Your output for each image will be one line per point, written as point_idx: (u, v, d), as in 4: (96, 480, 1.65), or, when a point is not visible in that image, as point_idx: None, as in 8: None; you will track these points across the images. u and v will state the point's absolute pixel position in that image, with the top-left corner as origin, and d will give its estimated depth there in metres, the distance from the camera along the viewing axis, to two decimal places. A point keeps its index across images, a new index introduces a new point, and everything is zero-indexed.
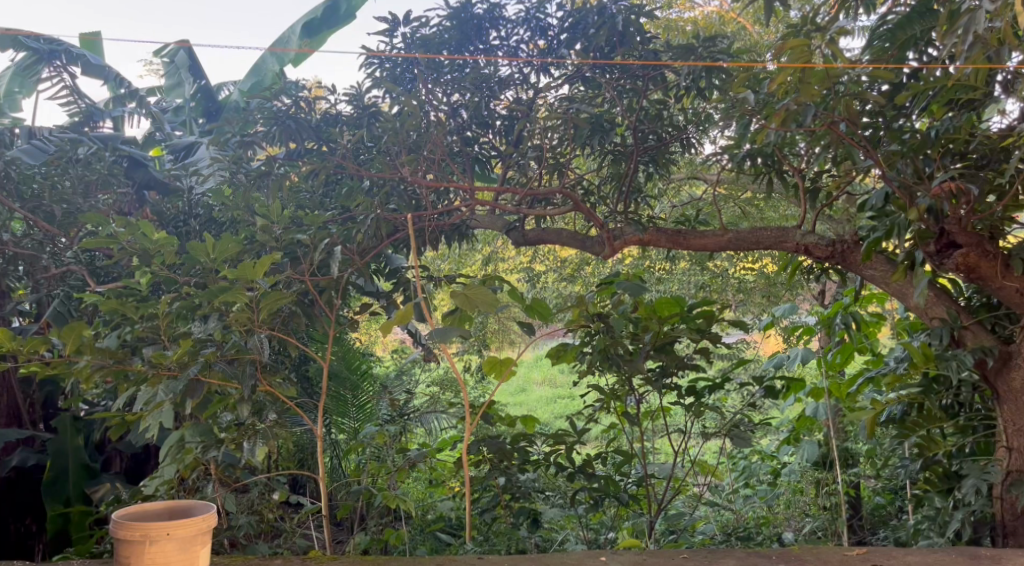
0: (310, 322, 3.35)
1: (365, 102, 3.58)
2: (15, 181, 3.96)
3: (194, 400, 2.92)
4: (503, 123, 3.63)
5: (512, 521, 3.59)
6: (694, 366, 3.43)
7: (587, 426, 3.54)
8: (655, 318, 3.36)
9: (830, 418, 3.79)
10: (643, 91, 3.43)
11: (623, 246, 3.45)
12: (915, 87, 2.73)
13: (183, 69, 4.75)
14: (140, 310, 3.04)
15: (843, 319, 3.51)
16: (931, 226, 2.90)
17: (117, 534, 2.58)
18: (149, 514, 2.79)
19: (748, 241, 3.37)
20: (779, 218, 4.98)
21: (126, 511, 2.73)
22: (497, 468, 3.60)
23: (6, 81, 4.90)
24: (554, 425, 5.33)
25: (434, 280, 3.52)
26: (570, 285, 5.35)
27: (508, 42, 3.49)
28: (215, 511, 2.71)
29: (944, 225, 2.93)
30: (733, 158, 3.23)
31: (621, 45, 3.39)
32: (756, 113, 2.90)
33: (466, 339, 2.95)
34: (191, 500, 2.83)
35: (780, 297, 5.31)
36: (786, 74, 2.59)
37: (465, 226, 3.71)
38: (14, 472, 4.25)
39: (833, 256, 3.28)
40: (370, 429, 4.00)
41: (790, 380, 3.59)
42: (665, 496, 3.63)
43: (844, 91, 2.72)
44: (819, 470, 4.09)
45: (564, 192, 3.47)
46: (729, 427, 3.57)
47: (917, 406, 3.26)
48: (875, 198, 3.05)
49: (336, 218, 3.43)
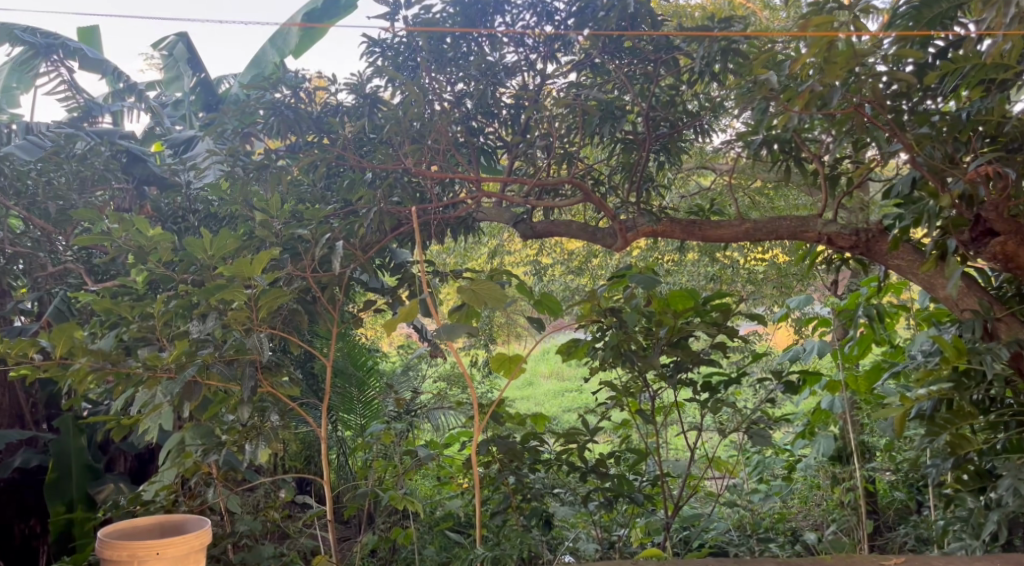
0: (313, 320, 3.23)
1: (366, 91, 3.47)
2: (10, 177, 3.85)
3: (193, 403, 2.86)
4: (509, 112, 3.51)
5: (523, 523, 3.47)
6: (711, 361, 3.30)
7: (600, 424, 3.42)
8: (670, 312, 3.21)
9: (848, 411, 3.68)
10: (655, 76, 3.29)
11: (635, 238, 3.34)
12: (943, 66, 2.56)
13: (182, 61, 4.68)
14: (135, 310, 2.92)
15: (866, 311, 3.30)
16: (966, 213, 2.80)
17: (104, 555, 2.56)
18: (140, 530, 2.80)
19: (768, 232, 3.24)
20: (791, 207, 4.92)
21: (114, 529, 2.74)
22: (507, 469, 3.46)
23: (3, 76, 4.79)
24: (564, 419, 5.26)
25: (440, 275, 3.42)
26: (578, 278, 5.25)
27: (513, 28, 3.38)
28: (209, 527, 2.70)
29: (980, 211, 2.78)
30: (748, 144, 3.10)
31: (631, 29, 3.25)
32: (775, 97, 2.76)
33: (474, 337, 2.84)
34: (183, 516, 2.84)
35: (794, 288, 5.20)
36: (809, 55, 2.45)
37: (471, 219, 3.60)
38: (16, 473, 4.18)
39: (857, 245, 3.12)
40: (375, 429, 3.89)
41: (809, 375, 3.46)
42: (680, 495, 3.52)
43: (869, 71, 2.58)
44: (835, 466, 3.98)
45: (574, 182, 3.33)
46: (748, 424, 3.46)
47: (947, 401, 3.06)
48: (902, 183, 2.89)
49: (339, 212, 3.32)
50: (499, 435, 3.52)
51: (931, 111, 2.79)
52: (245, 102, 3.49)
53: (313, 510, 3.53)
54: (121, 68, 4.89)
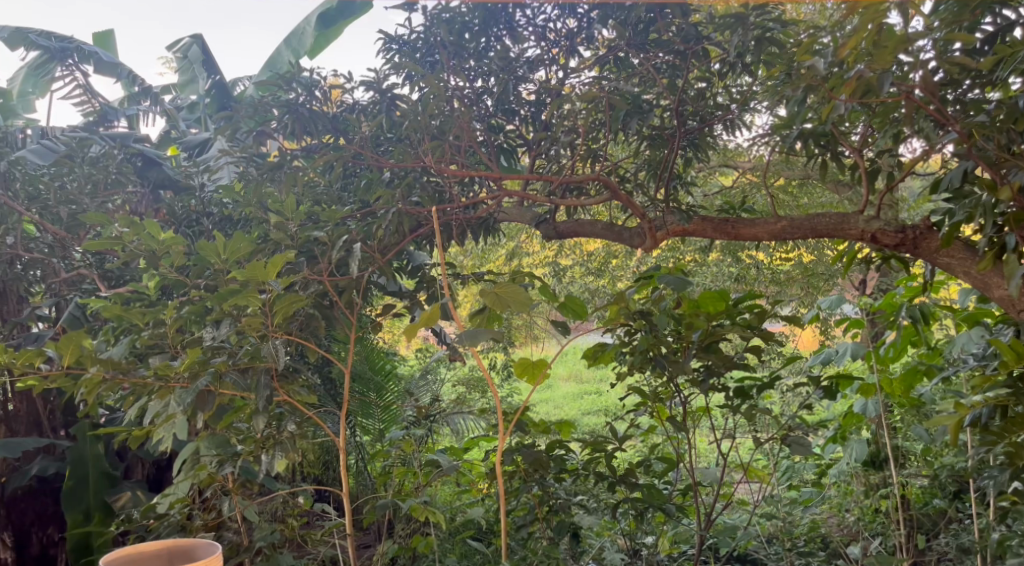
0: (329, 325, 3.09)
1: (384, 87, 3.34)
2: (22, 182, 3.84)
3: (205, 413, 2.67)
4: (530, 109, 3.41)
5: (551, 536, 3.33)
6: (745, 366, 3.15)
7: (629, 431, 3.29)
8: (701, 315, 3.07)
9: (883, 416, 3.50)
10: (684, 68, 3.15)
11: (664, 237, 3.24)
12: (1001, 50, 2.39)
13: (195, 62, 4.53)
14: (146, 317, 2.81)
15: (908, 312, 3.11)
16: None
17: None
18: (147, 556, 2.69)
19: (806, 230, 3.10)
20: (816, 205, 4.80)
21: (119, 556, 2.63)
22: (532, 479, 3.33)
23: (18, 80, 4.76)
24: (585, 423, 5.15)
25: (460, 277, 3.30)
26: (598, 279, 5.15)
27: (535, 22, 3.27)
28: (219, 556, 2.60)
29: None
30: (784, 138, 2.96)
31: (657, 21, 3.13)
32: (818, 84, 2.61)
33: (497, 342, 2.69)
34: (193, 541, 2.73)
35: (823, 287, 5.05)
36: (858, 38, 2.30)
37: (492, 219, 3.46)
38: (33, 483, 4.11)
39: (903, 243, 2.96)
40: (396, 436, 3.77)
41: (847, 380, 3.28)
42: (713, 503, 3.38)
43: (917, 56, 2.45)
44: (871, 470, 3.84)
45: (601, 179, 3.19)
46: (785, 432, 3.30)
47: (1004, 409, 2.87)
48: (952, 177, 2.68)
49: (356, 213, 3.20)
50: (524, 444, 3.38)
51: (982, 100, 2.64)
52: (260, 101, 3.41)
53: (332, 521, 3.40)
54: (137, 71, 4.82)
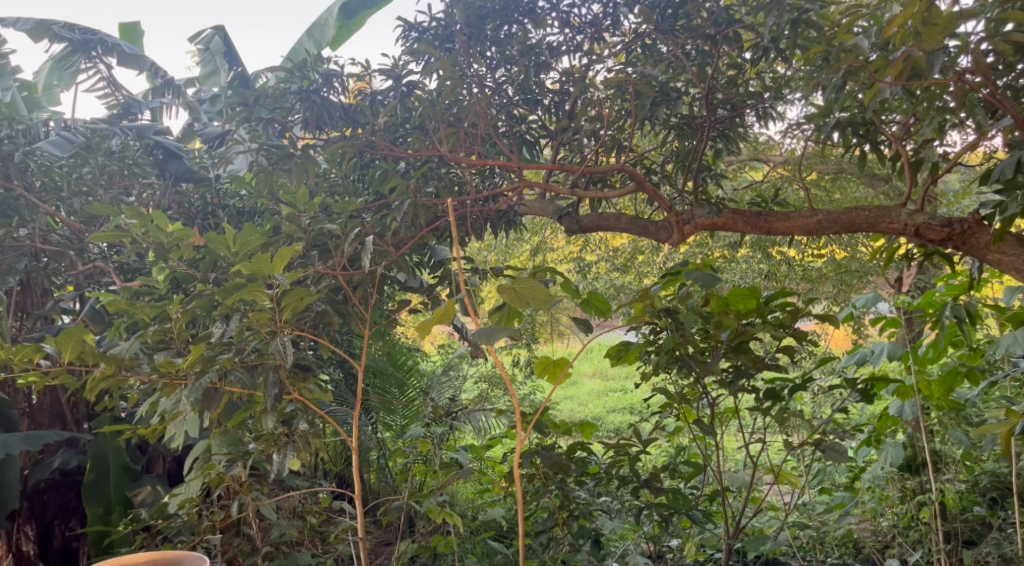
0: (343, 321, 2.99)
1: (400, 75, 3.23)
2: (38, 173, 3.77)
3: (211, 411, 2.62)
4: (553, 98, 3.29)
5: (573, 541, 3.20)
6: (777, 367, 2.99)
7: (654, 433, 3.14)
8: (731, 313, 2.93)
9: (920, 419, 3.32)
10: (715, 55, 3.01)
11: (693, 231, 3.09)
12: None
13: (217, 54, 4.31)
14: (154, 311, 2.72)
15: (952, 312, 2.91)
16: None
17: None
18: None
19: (843, 224, 2.95)
20: (850, 199, 4.62)
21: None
22: (553, 482, 3.20)
23: (44, 73, 4.77)
24: (610, 422, 5.02)
25: (480, 272, 3.18)
26: (623, 275, 5.03)
27: (559, 8, 3.16)
28: None
29: None
30: (818, 128, 2.81)
31: (687, 4, 2.98)
32: (860, 67, 2.46)
33: (516, 341, 2.55)
34: (181, 551, 2.59)
35: (856, 285, 4.88)
36: (905, 16, 2.16)
37: (513, 212, 3.33)
38: (57, 475, 4.06)
39: (950, 238, 2.80)
40: (413, 435, 3.65)
41: (884, 382, 3.12)
42: (742, 509, 3.23)
43: (967, 39, 2.29)
44: (906, 475, 3.67)
45: (625, 170, 3.05)
46: (817, 436, 3.14)
47: None
48: (1004, 166, 2.50)
49: (371, 205, 3.11)
50: (544, 446, 3.25)
51: None
52: (277, 92, 3.32)
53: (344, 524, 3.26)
54: (159, 62, 4.66)
